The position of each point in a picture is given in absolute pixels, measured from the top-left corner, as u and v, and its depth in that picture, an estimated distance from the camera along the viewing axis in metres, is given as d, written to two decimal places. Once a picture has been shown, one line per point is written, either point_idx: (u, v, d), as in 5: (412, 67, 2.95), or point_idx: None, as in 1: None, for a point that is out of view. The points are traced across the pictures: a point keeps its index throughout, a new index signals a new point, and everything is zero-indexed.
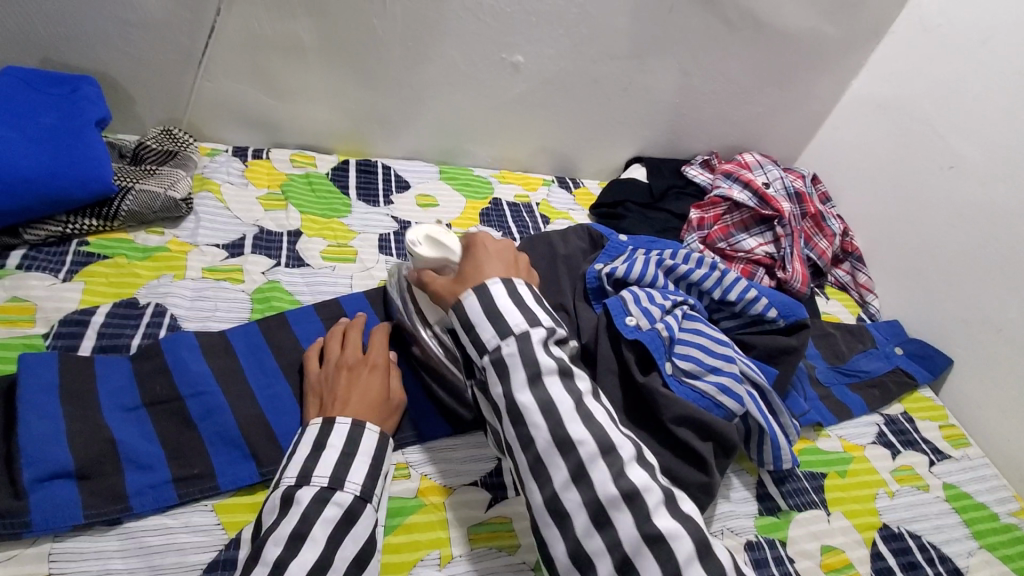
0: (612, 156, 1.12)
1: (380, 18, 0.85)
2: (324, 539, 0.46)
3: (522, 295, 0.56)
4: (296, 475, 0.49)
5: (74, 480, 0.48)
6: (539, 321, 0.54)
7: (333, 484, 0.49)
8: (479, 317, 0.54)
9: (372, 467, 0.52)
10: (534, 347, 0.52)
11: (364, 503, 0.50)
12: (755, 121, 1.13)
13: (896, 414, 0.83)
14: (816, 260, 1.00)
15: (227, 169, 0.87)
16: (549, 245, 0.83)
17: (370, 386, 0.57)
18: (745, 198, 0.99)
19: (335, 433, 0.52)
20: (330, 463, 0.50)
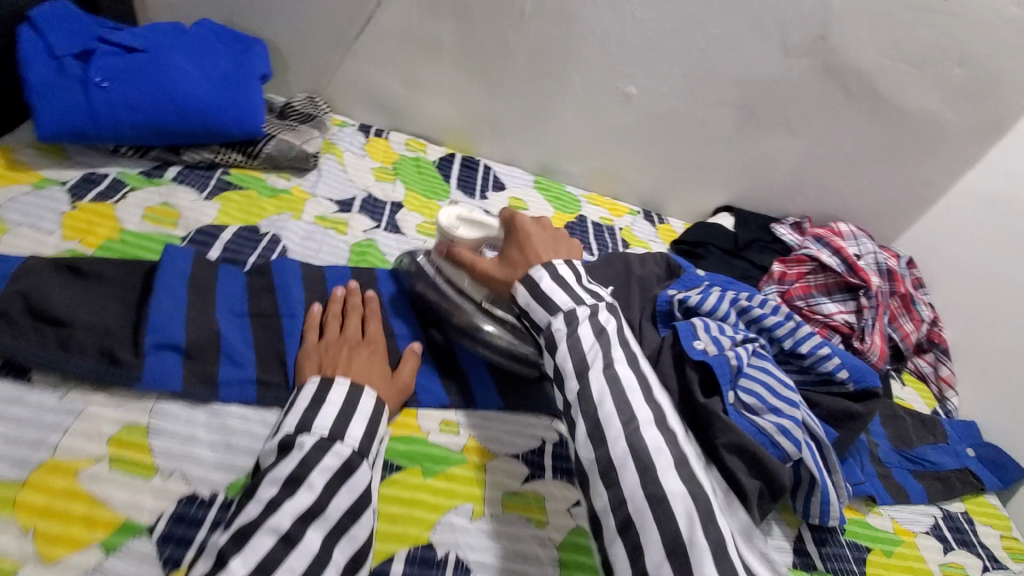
0: (702, 201, 1.15)
1: (515, 32, 0.94)
2: (318, 486, 0.46)
3: (564, 278, 0.55)
4: (296, 423, 0.49)
5: (181, 356, 0.55)
6: (583, 301, 0.54)
7: (332, 436, 0.49)
8: (527, 300, 0.55)
9: (370, 426, 0.52)
10: (581, 322, 0.52)
11: (360, 458, 0.49)
12: (855, 193, 1.12)
13: (956, 512, 0.78)
14: (898, 341, 0.97)
15: (352, 141, 0.97)
16: (625, 265, 0.85)
17: (372, 363, 0.58)
18: (833, 262, 0.98)
19: (335, 390, 0.53)
20: (330, 416, 0.50)
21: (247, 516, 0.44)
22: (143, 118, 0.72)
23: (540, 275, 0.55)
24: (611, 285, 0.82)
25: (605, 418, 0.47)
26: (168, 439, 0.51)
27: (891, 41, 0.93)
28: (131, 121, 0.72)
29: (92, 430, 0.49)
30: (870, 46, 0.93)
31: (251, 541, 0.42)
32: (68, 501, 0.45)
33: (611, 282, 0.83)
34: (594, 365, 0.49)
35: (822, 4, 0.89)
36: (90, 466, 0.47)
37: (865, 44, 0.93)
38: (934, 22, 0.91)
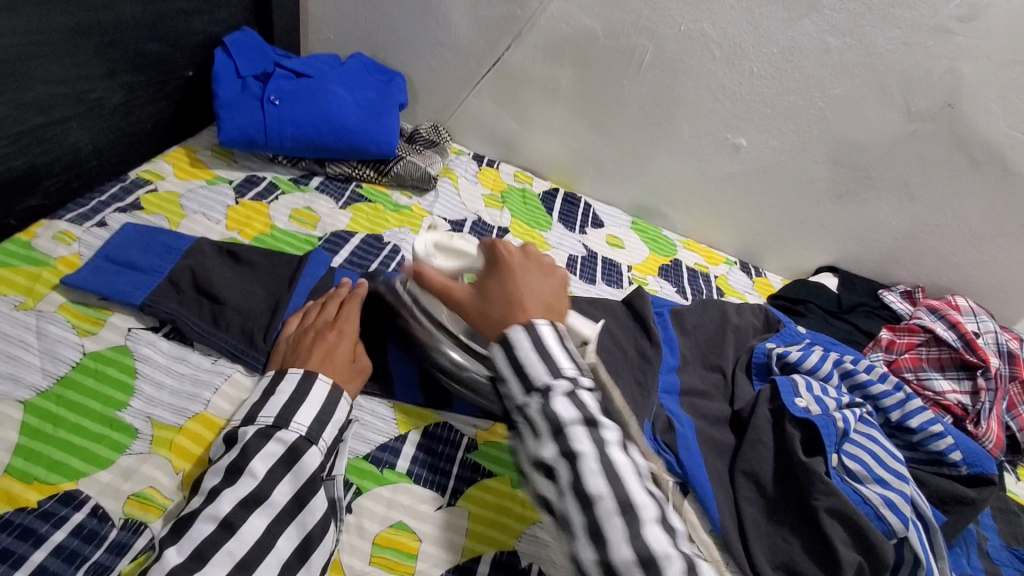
0: (803, 259, 1.12)
1: (630, 81, 0.99)
2: (254, 473, 0.46)
3: (547, 338, 0.47)
4: (240, 417, 0.51)
5: None
6: (565, 370, 0.46)
7: (276, 423, 0.50)
8: (528, 355, 0.47)
9: (322, 412, 0.52)
10: (555, 403, 0.44)
11: (307, 443, 0.49)
12: (978, 268, 1.05)
13: None
14: (1015, 430, 0.88)
15: (466, 168, 1.05)
16: (722, 312, 0.84)
17: (336, 349, 0.58)
18: (949, 337, 0.91)
19: (286, 380, 0.53)
20: (277, 405, 0.51)
21: (191, 506, 0.45)
22: (302, 134, 0.83)
23: (516, 337, 0.47)
24: (705, 331, 0.82)
25: (605, 516, 0.41)
26: None
27: None
28: (292, 136, 0.82)
29: (235, 394, 0.56)
30: (1005, 118, 0.89)
31: (192, 530, 0.43)
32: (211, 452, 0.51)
33: (706, 328, 0.83)
34: (586, 456, 0.42)
35: (954, 73, 0.87)
36: None
37: (999, 115, 0.89)
38: None
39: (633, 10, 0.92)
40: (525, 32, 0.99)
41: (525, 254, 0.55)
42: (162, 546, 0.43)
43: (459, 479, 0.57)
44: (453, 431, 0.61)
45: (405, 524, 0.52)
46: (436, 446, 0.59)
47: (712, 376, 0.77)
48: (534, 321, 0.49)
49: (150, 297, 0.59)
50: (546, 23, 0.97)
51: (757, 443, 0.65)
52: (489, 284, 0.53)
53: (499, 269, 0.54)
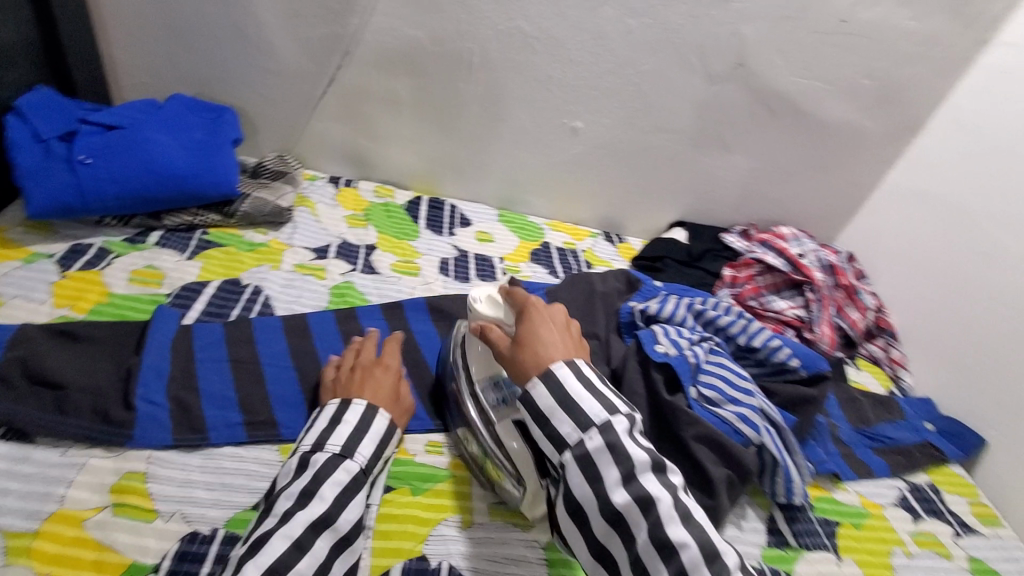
0: (655, 219, 1.23)
1: (465, 83, 1.03)
2: (326, 498, 0.51)
3: (590, 379, 0.54)
4: (312, 442, 0.55)
5: (168, 410, 0.59)
6: (620, 409, 0.53)
7: (344, 452, 0.55)
8: (580, 391, 0.53)
9: (378, 447, 0.58)
10: (620, 439, 0.50)
11: (364, 476, 0.55)
12: (794, 199, 1.21)
13: (921, 483, 0.84)
14: (847, 329, 1.03)
15: (322, 192, 1.04)
16: (588, 283, 0.91)
17: (382, 386, 0.63)
18: (778, 263, 1.06)
19: (352, 411, 0.58)
20: (343, 435, 0.56)
21: (264, 527, 0.49)
22: (127, 190, 0.78)
23: (563, 376, 0.54)
24: (576, 302, 0.89)
25: None
26: (166, 483, 0.54)
27: (803, 63, 1.03)
28: (115, 193, 0.77)
29: (95, 481, 0.53)
30: (785, 69, 1.04)
31: (265, 547, 0.47)
32: (77, 547, 0.49)
33: (576, 300, 0.89)
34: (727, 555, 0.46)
35: (736, 36, 1.00)
36: (95, 514, 0.51)
37: (779, 68, 1.04)
38: (838, 42, 1.01)
39: (453, 16, 0.95)
40: (353, 49, 0.99)
41: (560, 316, 0.61)
42: (240, 562, 0.46)
43: None
44: None
45: None
46: None
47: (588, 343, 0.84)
48: (555, 364, 0.54)
49: None
50: (372, 38, 0.98)
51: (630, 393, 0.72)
52: (523, 332, 0.58)
53: (530, 323, 0.59)
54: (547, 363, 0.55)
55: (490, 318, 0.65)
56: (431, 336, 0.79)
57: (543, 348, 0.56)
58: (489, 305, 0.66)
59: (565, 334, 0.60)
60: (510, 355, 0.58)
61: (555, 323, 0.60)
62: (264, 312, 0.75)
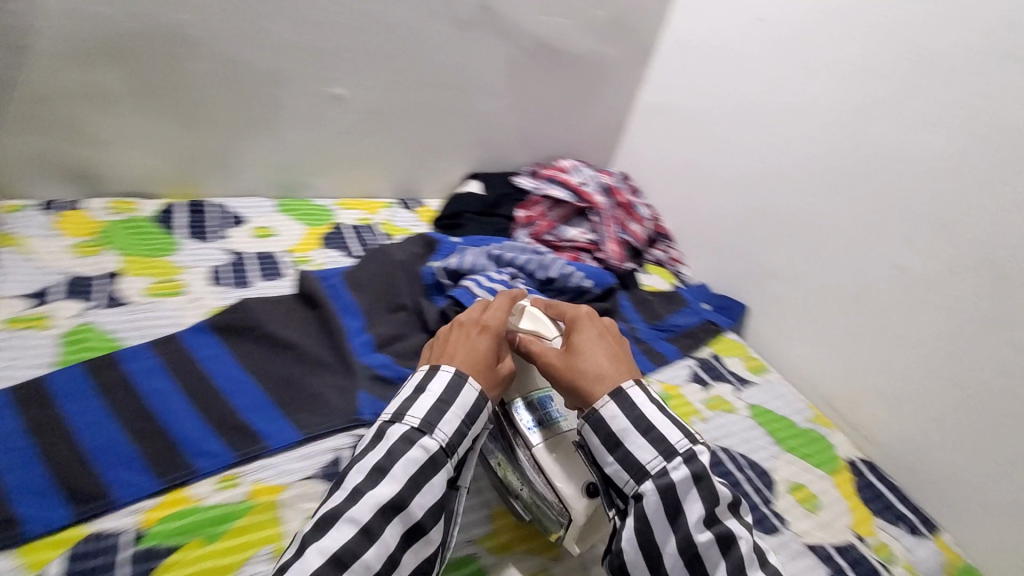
0: (448, 176, 1.22)
1: (192, 62, 0.88)
2: (396, 480, 0.54)
3: (639, 403, 0.61)
4: (390, 414, 0.60)
5: None
6: (697, 437, 0.60)
7: (421, 428, 0.58)
8: (663, 422, 0.59)
9: (461, 424, 0.60)
10: (704, 469, 0.57)
11: (444, 455, 0.57)
12: (568, 132, 1.29)
13: (706, 357, 0.98)
14: (632, 241, 1.15)
15: (34, 223, 0.84)
16: (385, 255, 0.88)
17: (477, 347, 0.66)
18: (563, 195, 1.12)
19: (436, 379, 0.62)
20: (423, 408, 0.59)
21: (334, 501, 0.54)
22: None
23: (609, 411, 0.60)
24: (376, 279, 0.84)
25: None
26: None
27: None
28: None
29: None
30: (527, 8, 1.07)
31: (332, 528, 0.52)
32: None
33: (376, 276, 0.85)
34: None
35: None
36: None
37: (521, 7, 1.06)
38: None
39: None
40: (29, 40, 0.78)
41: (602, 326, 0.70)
42: (306, 541, 0.51)
43: None
44: (111, 534, 0.53)
45: None
46: (91, 564, 0.51)
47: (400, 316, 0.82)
48: (623, 386, 0.62)
49: None
50: (48, 21, 0.78)
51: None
52: (573, 343, 0.68)
53: (575, 342, 0.68)
54: (601, 388, 0.62)
55: (529, 330, 0.74)
56: (222, 358, 0.71)
57: (592, 374, 0.64)
58: (529, 322, 0.75)
59: (606, 344, 0.68)
60: (558, 372, 0.66)
61: (602, 337, 0.68)
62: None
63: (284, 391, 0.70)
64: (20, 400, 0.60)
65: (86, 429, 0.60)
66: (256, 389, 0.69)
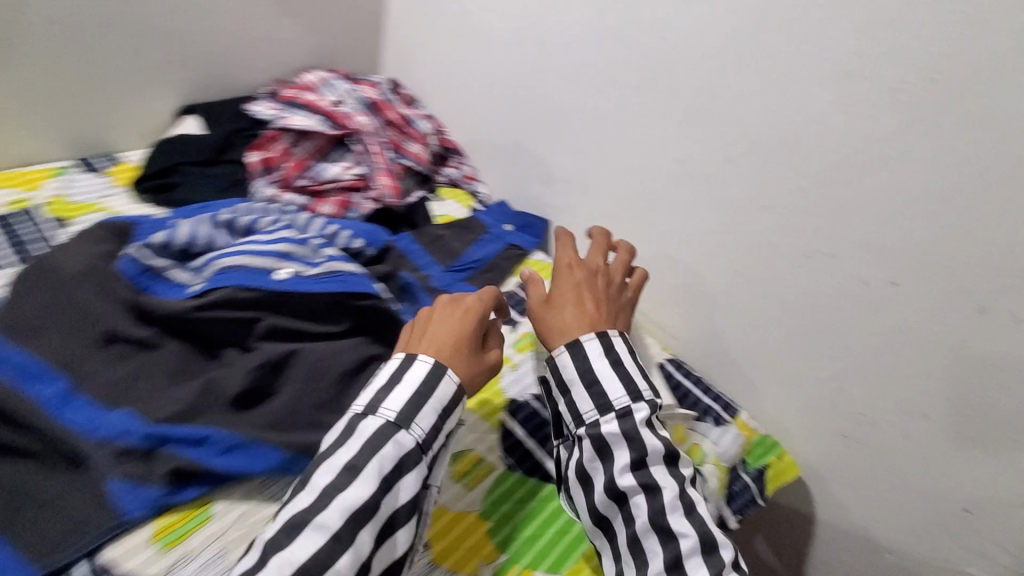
0: (149, 116, 0.91)
1: None
2: (373, 478, 0.47)
3: (620, 360, 0.58)
4: (364, 403, 0.51)
5: None
6: (643, 392, 0.57)
7: (398, 421, 0.49)
8: (607, 374, 0.57)
9: (440, 416, 0.52)
10: (639, 428, 0.54)
11: (425, 450, 0.50)
12: (304, 34, 1.01)
13: (515, 288, 0.88)
14: (414, 166, 0.96)
15: None
16: (48, 274, 0.59)
17: (452, 323, 0.57)
18: (309, 123, 0.88)
19: (412, 368, 0.52)
20: (401, 397, 0.51)
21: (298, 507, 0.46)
22: None
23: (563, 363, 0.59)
24: (46, 315, 0.56)
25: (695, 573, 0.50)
26: None
27: None
28: None
29: None
30: None
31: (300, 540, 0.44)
32: None
33: (51, 307, 0.57)
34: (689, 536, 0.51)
35: None
36: None
37: None
38: None
39: None
40: None
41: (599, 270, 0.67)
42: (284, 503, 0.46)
43: None
44: None
45: None
46: None
47: (111, 352, 0.57)
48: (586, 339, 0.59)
49: None
50: None
51: (226, 389, 0.55)
52: (562, 295, 0.64)
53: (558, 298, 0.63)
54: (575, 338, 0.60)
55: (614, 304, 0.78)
56: None
57: (565, 330, 0.61)
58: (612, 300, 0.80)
59: (596, 294, 0.64)
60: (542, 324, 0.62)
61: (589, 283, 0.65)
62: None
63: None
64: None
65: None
66: None
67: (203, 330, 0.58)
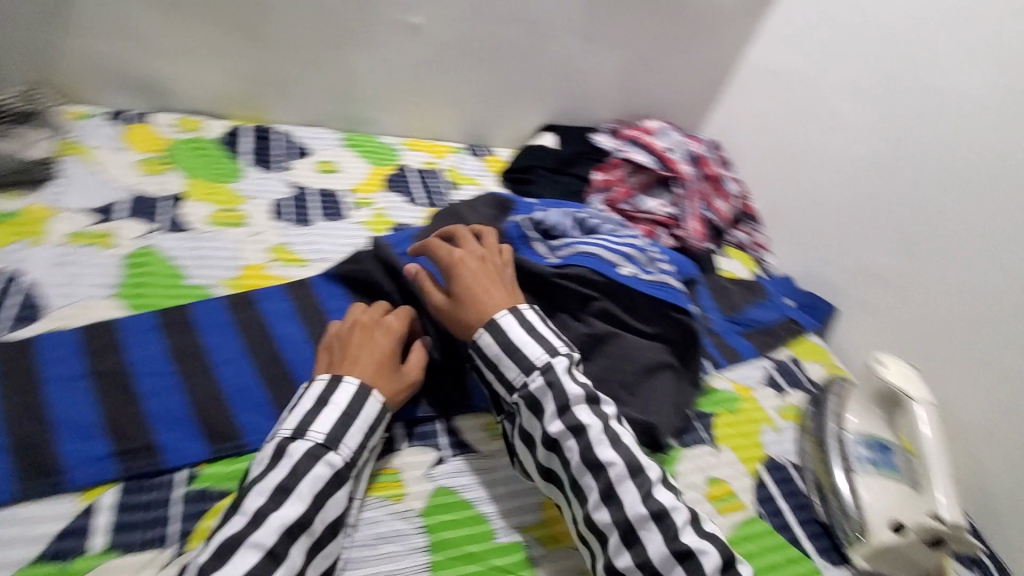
0: (522, 125, 1.13)
1: None
2: (308, 496, 0.47)
3: (534, 322, 0.59)
4: (292, 427, 0.50)
5: None
6: (558, 351, 0.57)
7: (295, 435, 0.50)
8: (502, 356, 0.57)
9: (368, 435, 0.52)
10: (560, 376, 0.55)
11: (349, 470, 0.51)
12: (657, 87, 1.16)
13: (785, 359, 0.89)
14: (715, 220, 1.03)
15: (101, 134, 0.82)
16: (456, 219, 0.80)
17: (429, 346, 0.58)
18: (645, 161, 1.02)
19: (340, 391, 0.53)
20: (331, 422, 0.51)
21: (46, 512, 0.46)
22: None
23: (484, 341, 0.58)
24: None
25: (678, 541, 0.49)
26: None
27: None
28: None
29: None
30: None
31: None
32: None
33: None
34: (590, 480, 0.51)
35: None
36: None
37: None
38: None
39: None
40: None
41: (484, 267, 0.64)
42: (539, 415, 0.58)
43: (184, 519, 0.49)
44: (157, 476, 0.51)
45: None
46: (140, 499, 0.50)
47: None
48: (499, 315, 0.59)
49: None
50: None
51: None
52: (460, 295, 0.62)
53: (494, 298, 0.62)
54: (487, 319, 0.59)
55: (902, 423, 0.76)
56: None
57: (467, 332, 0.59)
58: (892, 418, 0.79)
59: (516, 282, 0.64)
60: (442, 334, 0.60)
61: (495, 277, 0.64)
62: (26, 321, 0.58)
63: None
64: (88, 330, 0.59)
65: (224, 366, 0.60)
66: None
67: (552, 295, 0.71)
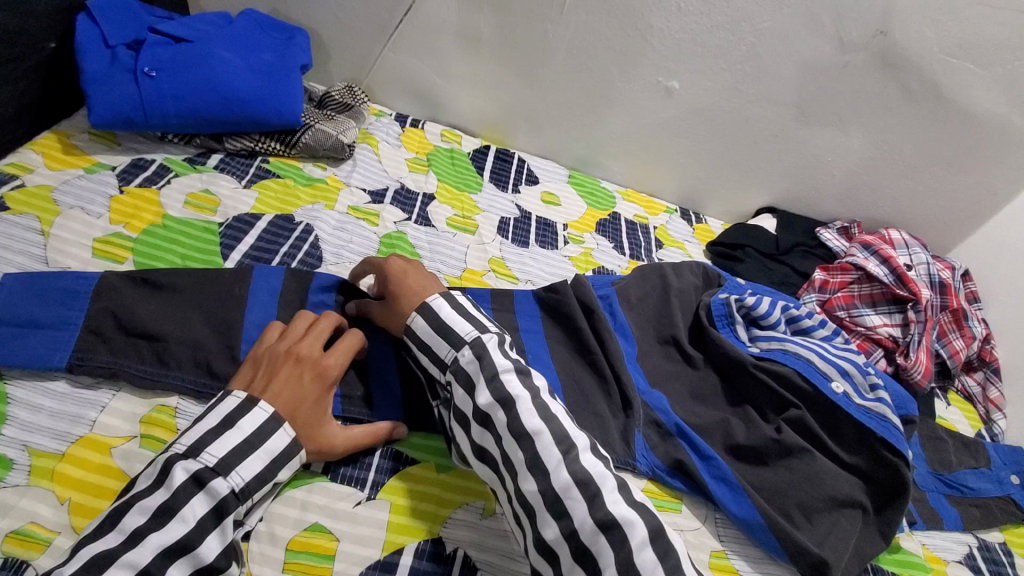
0: (742, 201, 1.10)
1: (554, 24, 0.92)
2: (189, 519, 0.45)
3: (462, 306, 0.60)
4: (186, 445, 0.48)
5: (187, 344, 0.58)
6: (488, 329, 0.59)
7: (215, 468, 0.47)
8: (431, 336, 0.58)
9: (264, 469, 0.49)
10: (488, 350, 0.56)
11: (235, 500, 0.48)
12: (911, 198, 1.04)
13: (993, 542, 0.72)
14: (945, 358, 0.90)
15: (387, 130, 0.99)
16: (661, 277, 0.79)
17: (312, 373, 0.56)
18: (880, 273, 0.93)
19: (249, 417, 0.51)
20: (227, 446, 0.49)
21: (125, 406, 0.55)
22: (186, 108, 0.76)
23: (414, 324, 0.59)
24: (650, 304, 0.77)
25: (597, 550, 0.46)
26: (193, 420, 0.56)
27: (960, 40, 0.85)
28: (176, 111, 0.76)
29: (127, 410, 0.55)
30: (935, 44, 0.86)
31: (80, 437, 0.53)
32: (118, 481, 0.51)
33: (648, 299, 0.78)
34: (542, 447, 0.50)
35: None
36: (124, 443, 0.53)
37: (930, 43, 0.86)
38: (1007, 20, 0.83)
39: None
40: None
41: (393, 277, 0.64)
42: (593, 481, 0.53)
43: (379, 471, 0.58)
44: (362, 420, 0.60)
45: (321, 526, 0.53)
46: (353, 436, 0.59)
47: (669, 351, 0.74)
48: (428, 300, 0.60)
49: (75, 354, 0.55)
50: None
51: (738, 438, 0.66)
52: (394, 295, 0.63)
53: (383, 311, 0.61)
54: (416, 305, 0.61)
55: None
56: (536, 336, 0.70)
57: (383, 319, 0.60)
58: None
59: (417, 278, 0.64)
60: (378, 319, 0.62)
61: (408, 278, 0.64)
62: (308, 266, 0.72)
63: (574, 396, 0.65)
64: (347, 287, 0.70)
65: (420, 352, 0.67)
66: (553, 371, 0.66)
67: (745, 384, 0.70)
